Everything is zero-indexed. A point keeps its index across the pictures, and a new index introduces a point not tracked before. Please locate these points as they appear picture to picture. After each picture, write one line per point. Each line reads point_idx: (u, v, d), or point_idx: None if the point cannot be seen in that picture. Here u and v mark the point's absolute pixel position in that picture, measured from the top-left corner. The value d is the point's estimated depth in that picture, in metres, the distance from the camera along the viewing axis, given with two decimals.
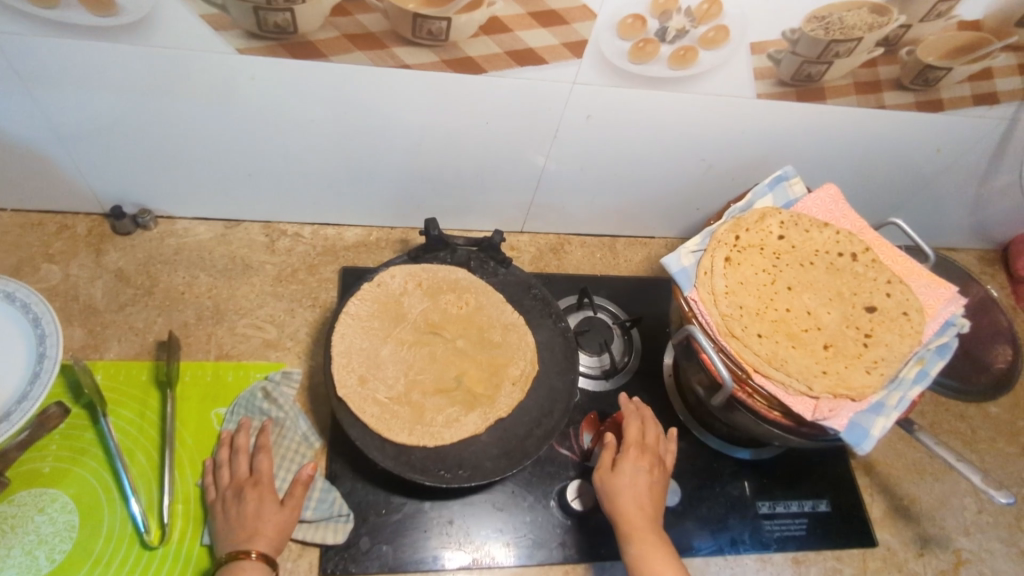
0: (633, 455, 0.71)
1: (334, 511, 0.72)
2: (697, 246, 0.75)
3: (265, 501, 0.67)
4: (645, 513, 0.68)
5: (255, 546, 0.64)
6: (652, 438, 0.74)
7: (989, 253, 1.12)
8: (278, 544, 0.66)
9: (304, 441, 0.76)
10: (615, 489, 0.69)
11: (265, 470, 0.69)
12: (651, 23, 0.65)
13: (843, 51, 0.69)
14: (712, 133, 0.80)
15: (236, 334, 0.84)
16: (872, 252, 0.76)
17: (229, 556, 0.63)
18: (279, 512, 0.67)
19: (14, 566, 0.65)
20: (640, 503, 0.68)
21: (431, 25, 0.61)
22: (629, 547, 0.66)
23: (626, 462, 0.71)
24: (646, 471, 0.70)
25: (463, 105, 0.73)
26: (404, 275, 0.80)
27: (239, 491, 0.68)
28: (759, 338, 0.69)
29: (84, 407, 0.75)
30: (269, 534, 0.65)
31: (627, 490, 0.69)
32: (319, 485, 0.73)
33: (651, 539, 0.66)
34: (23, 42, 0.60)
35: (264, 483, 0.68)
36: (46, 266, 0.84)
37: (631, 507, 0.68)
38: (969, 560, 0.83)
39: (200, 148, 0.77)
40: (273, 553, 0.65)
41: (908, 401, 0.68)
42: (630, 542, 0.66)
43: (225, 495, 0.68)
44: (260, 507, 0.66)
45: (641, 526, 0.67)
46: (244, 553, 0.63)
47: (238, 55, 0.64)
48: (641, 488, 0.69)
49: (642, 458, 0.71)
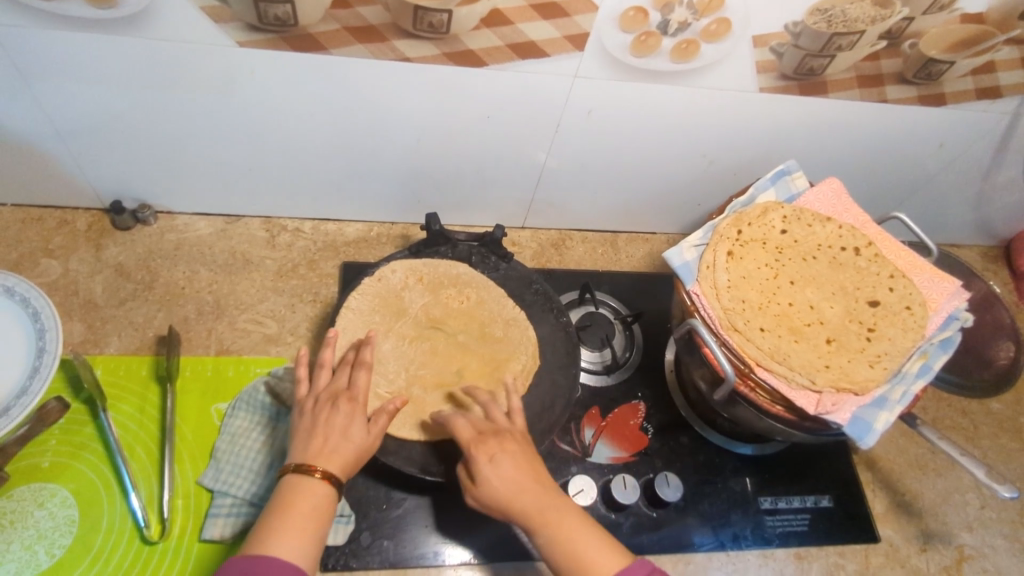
0: (493, 441, 0.60)
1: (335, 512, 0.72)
2: (699, 241, 0.75)
3: (355, 416, 0.61)
4: (530, 495, 0.57)
5: (325, 465, 0.57)
6: (497, 417, 0.64)
7: (991, 250, 1.11)
8: (346, 465, 0.59)
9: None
10: (499, 482, 0.57)
11: (361, 385, 0.64)
12: (653, 16, 0.64)
13: (846, 44, 0.68)
14: (714, 128, 0.80)
15: (236, 329, 0.84)
16: (875, 247, 0.76)
17: (295, 466, 0.57)
18: (365, 437, 0.61)
19: (14, 561, 0.65)
20: (515, 485, 0.57)
21: (432, 17, 0.61)
22: (545, 533, 0.56)
23: (490, 453, 0.59)
24: (511, 452, 0.60)
25: (463, 99, 0.73)
26: (404, 269, 0.80)
27: (331, 399, 0.63)
28: (762, 332, 0.69)
29: (84, 402, 0.75)
30: (342, 453, 0.59)
31: (503, 477, 0.58)
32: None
33: (562, 519, 0.57)
34: (21, 35, 0.59)
35: (357, 399, 0.63)
36: (46, 261, 0.84)
37: (512, 493, 0.57)
38: (972, 556, 0.83)
39: (200, 143, 0.77)
40: (340, 475, 0.58)
41: (912, 396, 0.68)
42: (540, 531, 0.56)
43: (319, 399, 0.63)
44: (348, 421, 0.60)
45: (529, 504, 0.57)
46: (311, 468, 0.56)
47: (238, 48, 0.64)
48: (512, 472, 0.58)
49: (501, 441, 0.60)
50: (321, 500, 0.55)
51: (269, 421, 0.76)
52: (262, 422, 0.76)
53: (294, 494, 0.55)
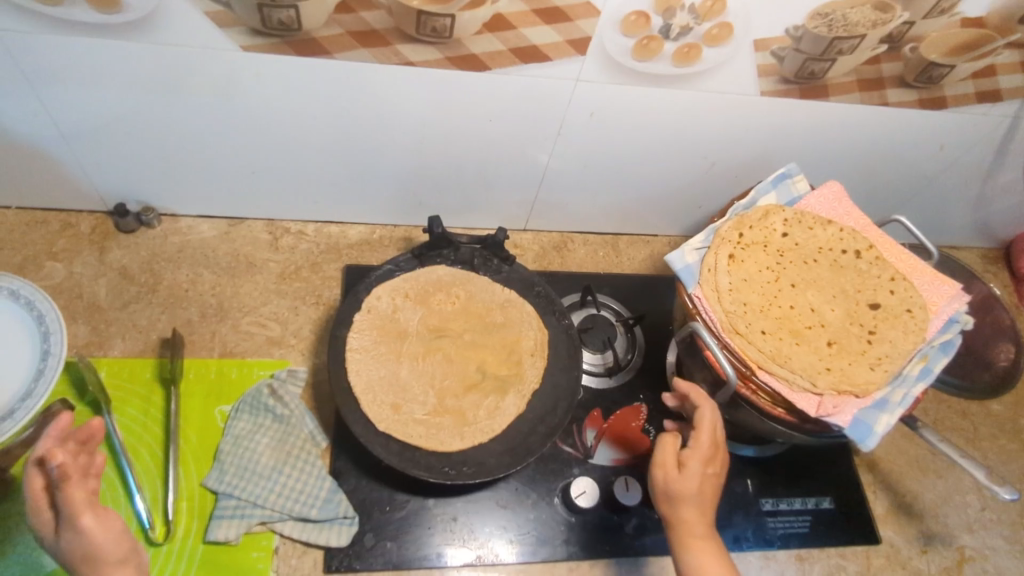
0: (707, 456, 0.65)
1: (339, 514, 0.73)
2: (701, 244, 0.75)
3: None
4: (705, 518, 0.64)
5: None
6: (720, 431, 0.68)
7: (992, 252, 1.11)
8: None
9: (311, 439, 0.77)
10: (678, 494, 0.64)
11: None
12: (655, 20, 0.65)
13: (847, 48, 0.69)
14: (715, 131, 0.81)
15: (240, 331, 0.84)
16: (876, 250, 0.76)
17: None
18: None
19: (19, 563, 0.66)
20: (703, 509, 0.65)
21: (435, 22, 0.62)
22: (686, 556, 0.63)
23: (699, 463, 0.64)
24: (713, 477, 0.66)
25: (466, 103, 0.73)
26: (388, 295, 0.79)
27: None
28: (763, 335, 0.69)
29: (88, 404, 0.75)
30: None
31: (695, 494, 0.64)
32: (325, 485, 0.74)
33: (706, 544, 0.63)
34: (27, 40, 0.60)
35: None
36: (50, 264, 0.84)
37: (692, 514, 0.64)
38: (972, 557, 0.83)
39: (204, 146, 0.77)
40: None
41: (913, 398, 0.68)
42: (687, 551, 0.63)
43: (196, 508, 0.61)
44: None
45: (701, 534, 0.64)
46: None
47: (242, 53, 0.64)
48: (706, 492, 0.65)
49: (712, 461, 0.66)
50: None
51: (274, 423, 0.77)
52: (265, 424, 0.76)
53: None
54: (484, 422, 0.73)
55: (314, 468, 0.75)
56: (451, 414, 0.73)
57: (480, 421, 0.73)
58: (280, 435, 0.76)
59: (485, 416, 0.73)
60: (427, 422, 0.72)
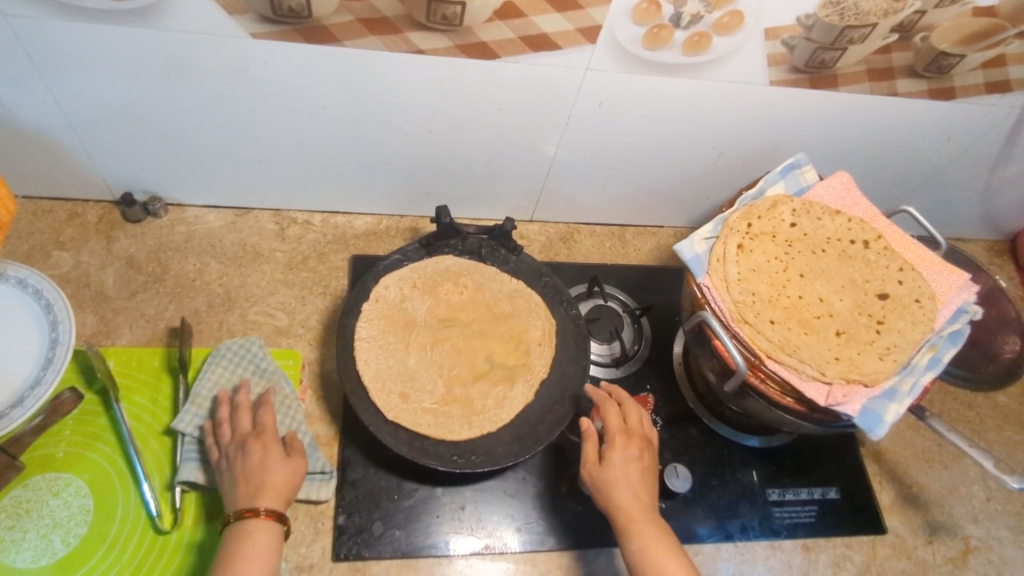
0: (620, 443, 0.69)
1: (315, 468, 0.73)
2: (710, 233, 0.75)
3: (270, 453, 0.65)
4: (640, 504, 0.66)
5: (264, 503, 0.62)
6: (634, 422, 0.71)
7: (998, 244, 1.12)
8: (286, 496, 0.64)
9: (290, 396, 0.77)
10: (604, 484, 0.67)
11: (269, 423, 0.68)
12: (666, 9, 0.64)
13: (857, 37, 0.68)
14: (724, 122, 0.81)
15: (247, 321, 0.84)
16: (885, 240, 0.76)
17: (237, 514, 0.61)
18: (287, 465, 0.65)
19: (30, 549, 0.66)
20: (635, 494, 0.66)
21: (446, 10, 0.61)
22: (629, 544, 0.64)
23: (616, 453, 0.68)
24: (636, 460, 0.68)
25: (475, 92, 0.73)
26: (397, 284, 0.79)
27: (241, 445, 0.66)
28: (772, 324, 0.69)
29: (97, 393, 0.75)
30: (275, 487, 0.64)
31: (621, 481, 0.67)
32: (305, 437, 0.74)
33: (648, 529, 0.64)
34: (37, 27, 0.60)
35: (267, 435, 0.67)
36: (57, 253, 0.84)
37: (625, 497, 0.66)
38: (978, 547, 0.83)
39: (212, 134, 0.77)
40: (280, 506, 0.63)
41: (921, 387, 0.68)
42: (630, 538, 0.64)
43: (228, 451, 0.66)
44: (266, 457, 0.65)
45: (639, 518, 0.65)
46: (250, 511, 0.62)
47: (252, 40, 0.64)
48: (634, 478, 0.67)
49: (629, 445, 0.69)
50: (268, 536, 0.61)
51: (256, 375, 0.77)
52: (248, 375, 0.76)
53: (240, 543, 0.60)
54: (492, 412, 0.73)
55: (291, 418, 0.75)
56: (459, 403, 0.73)
57: (488, 410, 0.73)
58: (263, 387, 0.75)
59: (492, 406, 0.74)
60: (435, 411, 0.72)
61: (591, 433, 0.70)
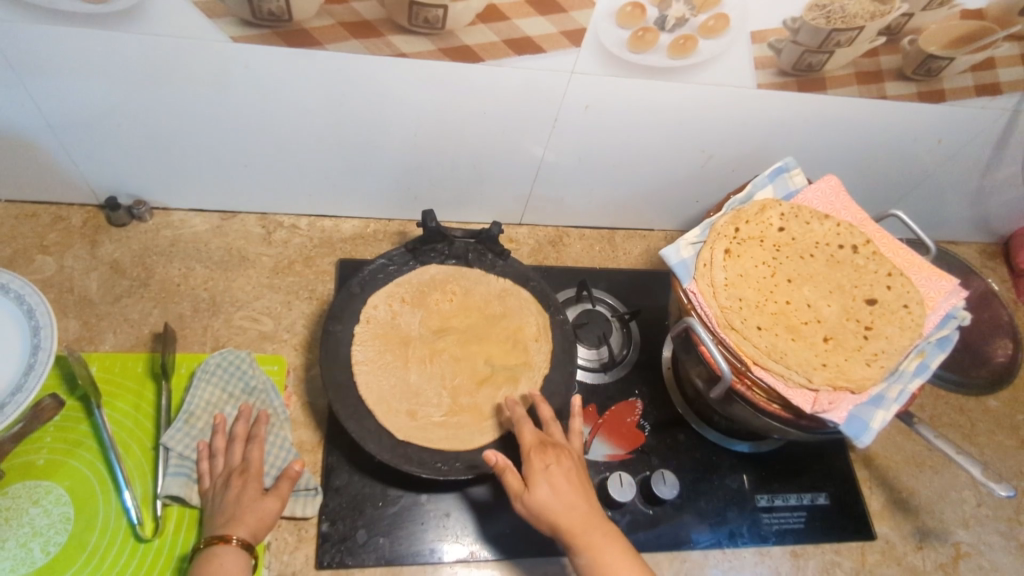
0: (540, 463, 0.64)
1: (300, 486, 0.72)
2: (697, 238, 0.74)
3: (248, 487, 0.66)
4: (581, 515, 0.63)
5: (234, 532, 0.63)
6: (548, 432, 0.67)
7: (990, 246, 1.11)
8: (259, 531, 0.64)
9: (276, 414, 0.75)
10: (543, 510, 0.62)
11: (256, 458, 0.68)
12: (651, 12, 0.64)
13: (845, 40, 0.68)
14: (711, 125, 0.80)
15: (232, 326, 0.83)
16: (873, 244, 0.76)
17: (208, 540, 0.63)
18: (260, 500, 0.65)
19: (9, 558, 0.65)
20: (571, 506, 0.63)
21: (428, 13, 0.61)
22: (579, 556, 0.62)
23: (537, 475, 0.63)
24: (563, 471, 0.64)
25: (460, 96, 0.73)
26: (386, 301, 0.77)
27: (227, 479, 0.67)
28: (759, 330, 0.69)
29: (79, 399, 0.75)
30: (248, 519, 0.64)
31: (557, 503, 0.62)
32: (288, 456, 0.73)
33: (596, 538, 0.62)
34: (16, 32, 0.59)
35: (251, 471, 0.67)
36: (40, 258, 0.83)
37: (566, 518, 0.62)
38: (968, 553, 0.83)
39: (195, 138, 0.76)
40: (252, 539, 0.64)
41: (908, 394, 0.68)
42: (578, 552, 0.62)
43: (215, 484, 0.68)
44: (243, 492, 0.65)
45: (583, 529, 0.62)
46: (220, 539, 0.62)
47: (232, 44, 0.63)
48: (565, 492, 0.63)
49: (556, 461, 0.65)
50: (232, 561, 0.61)
51: (244, 394, 0.76)
52: (235, 394, 0.75)
53: (207, 565, 0.61)
54: (502, 415, 0.73)
55: (277, 437, 0.74)
56: (468, 412, 0.73)
57: (498, 414, 0.73)
58: (246, 403, 0.74)
59: (502, 409, 0.74)
60: (445, 423, 0.72)
61: (508, 465, 0.64)
